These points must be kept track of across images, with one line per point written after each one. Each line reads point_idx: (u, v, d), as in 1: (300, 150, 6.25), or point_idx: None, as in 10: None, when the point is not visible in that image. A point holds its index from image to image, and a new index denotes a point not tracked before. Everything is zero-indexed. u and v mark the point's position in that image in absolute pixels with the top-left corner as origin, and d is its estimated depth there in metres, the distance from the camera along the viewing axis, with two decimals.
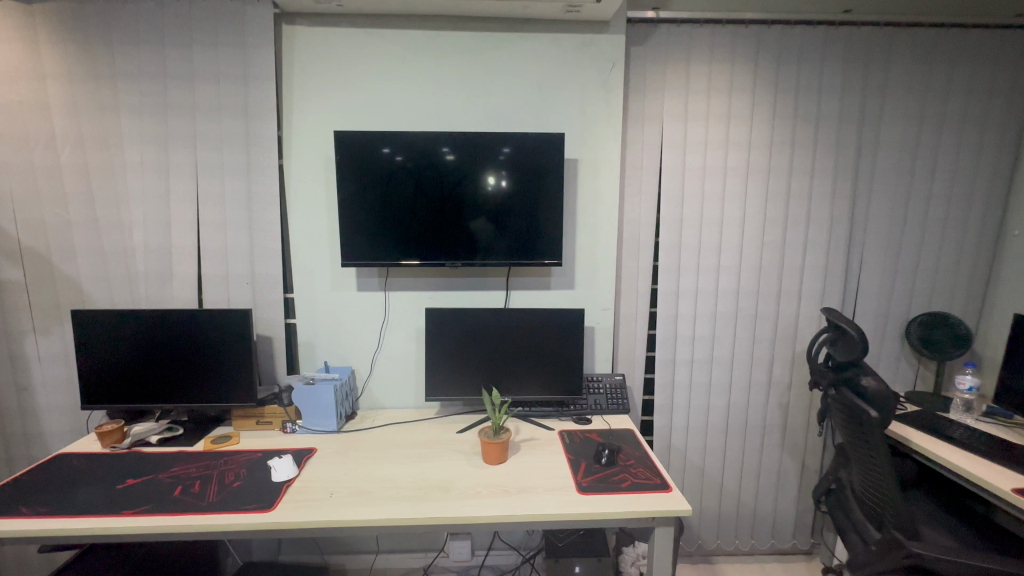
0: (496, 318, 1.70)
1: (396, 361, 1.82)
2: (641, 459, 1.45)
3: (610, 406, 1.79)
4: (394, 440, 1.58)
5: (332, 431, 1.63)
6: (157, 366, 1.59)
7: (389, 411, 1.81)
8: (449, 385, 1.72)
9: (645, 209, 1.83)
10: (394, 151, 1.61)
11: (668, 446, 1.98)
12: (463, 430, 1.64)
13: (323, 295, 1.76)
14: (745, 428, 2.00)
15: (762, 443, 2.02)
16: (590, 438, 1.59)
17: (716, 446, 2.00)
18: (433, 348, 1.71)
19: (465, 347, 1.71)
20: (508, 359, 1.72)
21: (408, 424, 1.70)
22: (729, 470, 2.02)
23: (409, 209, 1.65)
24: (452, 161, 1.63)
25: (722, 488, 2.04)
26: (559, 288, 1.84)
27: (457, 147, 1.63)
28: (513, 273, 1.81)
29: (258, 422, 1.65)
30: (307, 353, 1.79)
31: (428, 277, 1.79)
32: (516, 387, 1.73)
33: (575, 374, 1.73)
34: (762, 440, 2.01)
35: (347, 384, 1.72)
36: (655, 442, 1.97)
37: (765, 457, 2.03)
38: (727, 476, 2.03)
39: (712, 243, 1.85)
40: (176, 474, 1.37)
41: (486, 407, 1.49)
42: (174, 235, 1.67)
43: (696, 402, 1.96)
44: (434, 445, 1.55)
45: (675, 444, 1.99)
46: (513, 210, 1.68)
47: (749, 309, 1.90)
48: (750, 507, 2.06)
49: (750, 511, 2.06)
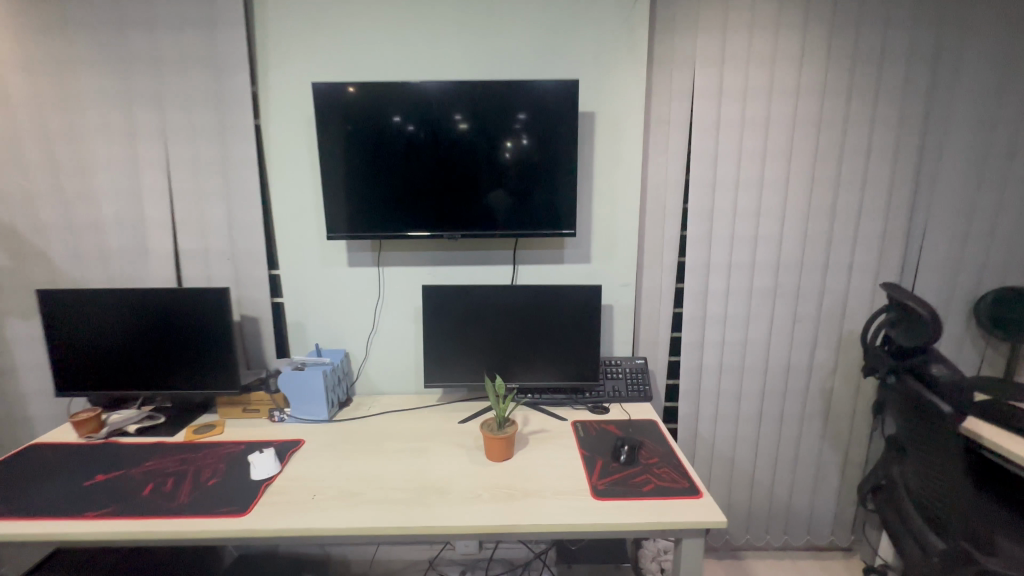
0: (503, 297, 1.52)
1: (394, 342, 1.66)
2: (665, 457, 1.27)
3: (630, 393, 1.60)
4: (391, 430, 1.44)
5: (323, 419, 1.49)
6: (133, 350, 1.47)
7: (387, 396, 1.66)
8: (451, 370, 1.56)
9: (673, 170, 1.58)
10: (405, 119, 1.42)
11: (695, 434, 1.81)
12: (465, 420, 1.49)
13: (312, 272, 1.60)
14: (781, 417, 1.79)
15: (800, 434, 1.81)
16: (608, 431, 1.41)
17: (749, 434, 1.81)
18: (431, 330, 1.54)
19: (469, 330, 1.54)
20: (516, 342, 1.54)
21: (406, 413, 1.54)
22: (763, 460, 1.84)
23: (403, 174, 1.45)
24: (466, 129, 1.43)
25: (754, 481, 1.86)
26: (574, 262, 1.63)
27: (471, 112, 1.42)
28: (522, 246, 1.61)
29: (244, 410, 1.52)
30: (298, 335, 1.64)
31: (425, 250, 1.61)
32: (525, 372, 1.55)
33: (591, 358, 1.55)
34: (801, 429, 1.81)
35: (339, 370, 1.57)
36: (680, 430, 1.79)
37: (803, 447, 1.83)
38: (760, 467, 1.85)
39: (749, 210, 1.61)
40: (150, 470, 1.25)
41: (490, 397, 1.32)
42: (146, 206, 1.51)
43: (726, 388, 1.76)
44: (432, 438, 1.39)
45: (703, 432, 1.81)
46: (521, 174, 1.46)
47: (791, 284, 1.67)
48: (784, 501, 1.88)
49: (785, 506, 1.88)
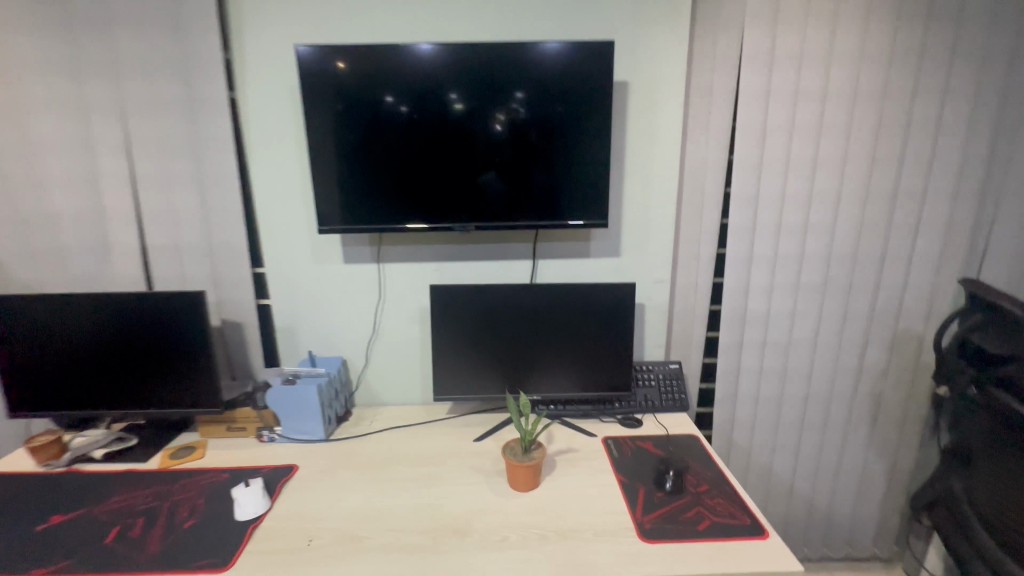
0: (522, 297, 1.33)
1: (397, 347, 1.47)
2: (717, 485, 1.10)
3: (664, 403, 1.43)
4: (397, 452, 1.26)
5: (319, 439, 1.31)
6: (96, 364, 1.27)
7: (391, 408, 1.48)
8: (463, 380, 1.37)
9: (715, 148, 1.38)
10: (398, 100, 1.21)
11: (730, 442, 1.65)
12: (482, 438, 1.31)
13: (301, 271, 1.40)
14: (824, 424, 1.63)
15: (845, 442, 1.65)
16: (646, 450, 1.24)
17: (789, 442, 1.65)
18: (440, 336, 1.35)
19: (483, 336, 1.35)
20: (537, 348, 1.36)
21: (414, 430, 1.36)
22: (803, 469, 1.68)
23: (402, 159, 1.25)
24: (458, 112, 1.22)
25: (792, 491, 1.71)
26: (600, 255, 1.43)
27: (467, 91, 1.22)
28: (542, 238, 1.41)
29: (229, 429, 1.33)
30: (288, 341, 1.45)
31: (431, 244, 1.41)
32: (547, 381, 1.38)
33: (623, 365, 1.37)
34: (846, 435, 1.65)
35: (335, 382, 1.39)
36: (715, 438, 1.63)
37: (848, 455, 1.67)
38: (800, 476, 1.69)
39: (799, 194, 1.42)
40: (117, 507, 1.07)
41: (513, 417, 1.13)
42: (105, 194, 1.30)
43: (766, 392, 1.60)
44: (445, 461, 1.21)
45: (739, 440, 1.65)
46: (542, 156, 1.26)
47: (842, 277, 1.49)
48: (825, 511, 1.73)
49: (824, 517, 1.73)
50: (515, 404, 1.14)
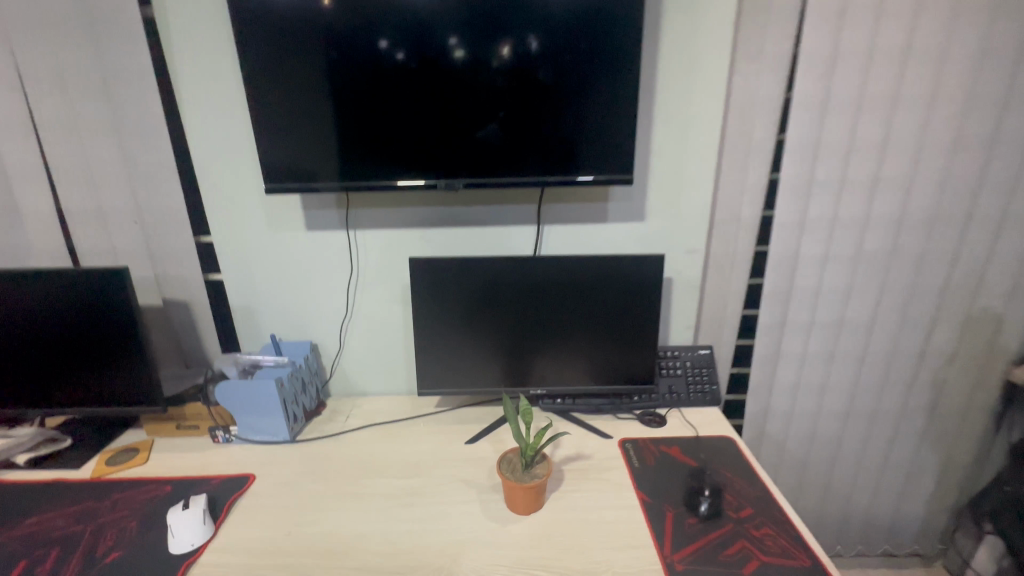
0: (524, 272, 1.09)
1: (376, 330, 1.25)
2: (763, 510, 0.89)
3: (691, 396, 1.21)
4: (373, 458, 1.06)
5: (283, 440, 1.11)
6: (9, 355, 1.05)
7: (371, 400, 1.27)
8: (454, 372, 1.16)
9: (767, 83, 1.09)
10: (393, 44, 0.94)
11: (762, 434, 1.44)
12: (475, 439, 1.10)
13: (255, 240, 1.15)
14: (873, 416, 1.41)
15: (896, 436, 1.44)
16: (672, 458, 1.03)
17: (830, 434, 1.44)
18: (424, 319, 1.12)
19: (476, 320, 1.12)
20: (543, 335, 1.13)
21: (396, 427, 1.16)
22: (843, 463, 1.48)
23: (379, 106, 0.98)
24: (461, 60, 0.95)
25: (828, 487, 1.51)
26: (619, 220, 1.17)
27: (476, 30, 0.93)
28: (548, 199, 1.14)
29: (179, 426, 1.13)
30: (247, 323, 1.23)
31: (412, 207, 1.15)
32: (555, 373, 1.16)
33: (644, 354, 1.14)
34: (898, 428, 1.43)
35: (301, 376, 1.17)
36: (746, 429, 1.42)
37: (897, 449, 1.46)
38: (839, 471, 1.49)
39: (869, 142, 1.14)
40: (30, 532, 0.89)
41: (512, 426, 0.89)
42: (6, 145, 1.04)
43: (809, 379, 1.37)
44: (429, 471, 1.01)
45: (772, 432, 1.44)
46: (557, 102, 0.98)
47: (914, 246, 1.23)
48: (864, 508, 1.54)
49: (862, 514, 1.55)
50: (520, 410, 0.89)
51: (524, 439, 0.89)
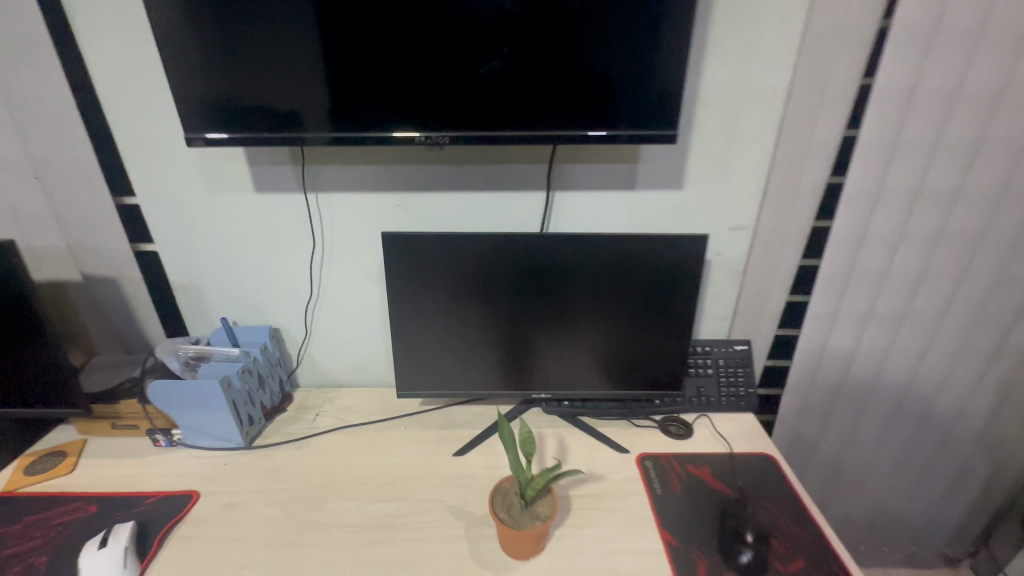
0: (528, 253, 0.87)
1: (348, 314, 1.04)
2: (819, 564, 0.72)
3: (723, 400, 1.01)
4: (342, 474, 0.88)
5: (237, 446, 0.93)
6: None
7: (345, 394, 1.09)
8: (442, 370, 0.96)
9: (859, 7, 0.81)
10: None
11: (794, 433, 1.27)
12: (464, 450, 0.93)
13: (193, 203, 0.93)
14: (924, 419, 1.23)
15: (947, 441, 1.26)
16: (703, 483, 0.85)
17: (872, 436, 1.26)
18: (404, 308, 0.91)
19: (467, 310, 0.91)
20: (548, 330, 0.93)
21: (371, 431, 0.98)
22: (881, 466, 1.31)
23: (347, 30, 0.71)
24: None
25: (859, 489, 1.36)
26: (649, 186, 0.93)
27: None
28: (562, 159, 0.90)
29: (114, 426, 0.95)
30: (195, 302, 1.02)
31: (387, 165, 0.91)
32: (560, 373, 0.96)
33: (669, 353, 0.94)
34: (952, 433, 1.25)
35: (257, 372, 0.96)
36: (777, 427, 1.25)
37: (946, 454, 1.28)
38: (875, 474, 1.33)
39: (981, 93, 0.88)
40: None
41: (508, 454, 0.71)
42: None
43: (857, 376, 1.18)
44: (408, 494, 0.84)
45: (806, 431, 1.27)
46: (586, 33, 0.72)
47: (1013, 226, 0.99)
48: (895, 511, 1.40)
49: (893, 516, 1.41)
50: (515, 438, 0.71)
51: (524, 473, 0.70)
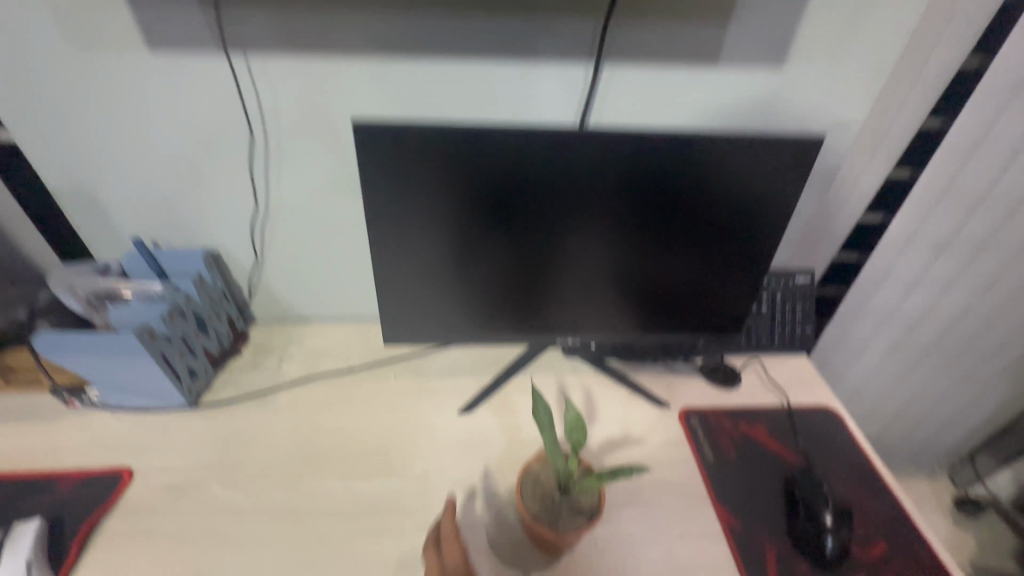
0: (565, 158, 0.60)
1: (312, 233, 0.78)
2: (901, 545, 0.62)
3: (777, 342, 0.85)
4: (319, 443, 0.70)
5: (179, 405, 0.73)
6: None
7: (316, 332, 0.87)
8: (442, 315, 0.73)
9: None
10: None
11: (836, 363, 1.14)
12: (472, 407, 0.75)
13: (59, 65, 0.61)
14: (978, 362, 1.10)
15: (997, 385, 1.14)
16: (760, 445, 0.72)
17: (920, 375, 1.14)
18: (386, 233, 0.65)
19: (476, 235, 0.66)
20: (582, 262, 0.70)
21: (355, 381, 0.79)
22: (918, 405, 1.21)
23: None
24: None
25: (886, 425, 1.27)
26: (734, 63, 0.66)
27: None
28: (620, 14, 0.61)
29: (8, 381, 0.72)
30: (95, 216, 0.75)
31: (355, 14, 0.59)
32: (590, 316, 0.76)
33: (730, 290, 0.74)
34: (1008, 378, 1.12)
35: (194, 315, 0.73)
36: (818, 352, 1.13)
37: (991, 397, 1.18)
38: (910, 413, 1.23)
39: None
40: None
41: (548, 446, 0.55)
42: None
43: (924, 311, 1.01)
44: (406, 465, 0.67)
45: (850, 362, 1.14)
46: None
47: None
48: (911, 443, 1.34)
49: (907, 448, 1.35)
50: (554, 428, 0.55)
51: (568, 468, 0.55)
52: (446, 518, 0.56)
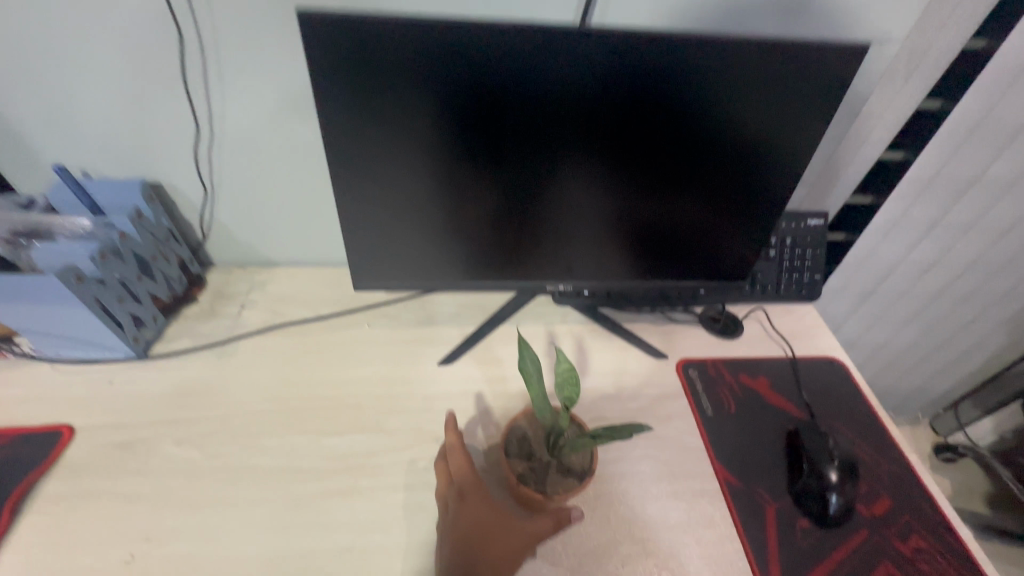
0: (559, 66, 0.51)
1: (266, 161, 0.68)
2: (907, 501, 0.59)
3: (783, 289, 0.79)
4: (284, 396, 0.64)
5: (126, 355, 0.66)
6: None
7: (281, 277, 0.79)
8: (417, 258, 0.64)
9: None
10: None
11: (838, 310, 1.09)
12: (453, 357, 0.69)
13: None
14: (986, 315, 1.05)
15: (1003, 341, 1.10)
16: (762, 397, 0.68)
17: (924, 324, 1.09)
18: (347, 156, 0.55)
19: (453, 161, 0.56)
20: (575, 196, 0.61)
21: (324, 330, 0.72)
22: (917, 357, 1.18)
23: None
24: None
25: (880, 376, 1.25)
26: None
27: None
28: None
29: None
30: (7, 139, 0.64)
31: None
32: (586, 259, 0.68)
33: (740, 231, 0.67)
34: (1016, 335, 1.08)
35: (133, 255, 0.64)
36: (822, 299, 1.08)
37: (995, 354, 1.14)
38: (906, 364, 1.20)
39: None
40: None
41: (536, 403, 0.49)
42: None
43: (939, 257, 0.96)
44: (380, 420, 0.62)
45: (853, 310, 1.09)
46: None
47: None
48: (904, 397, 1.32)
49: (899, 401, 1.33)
50: (542, 378, 0.49)
51: (558, 427, 0.50)
52: (448, 432, 0.55)
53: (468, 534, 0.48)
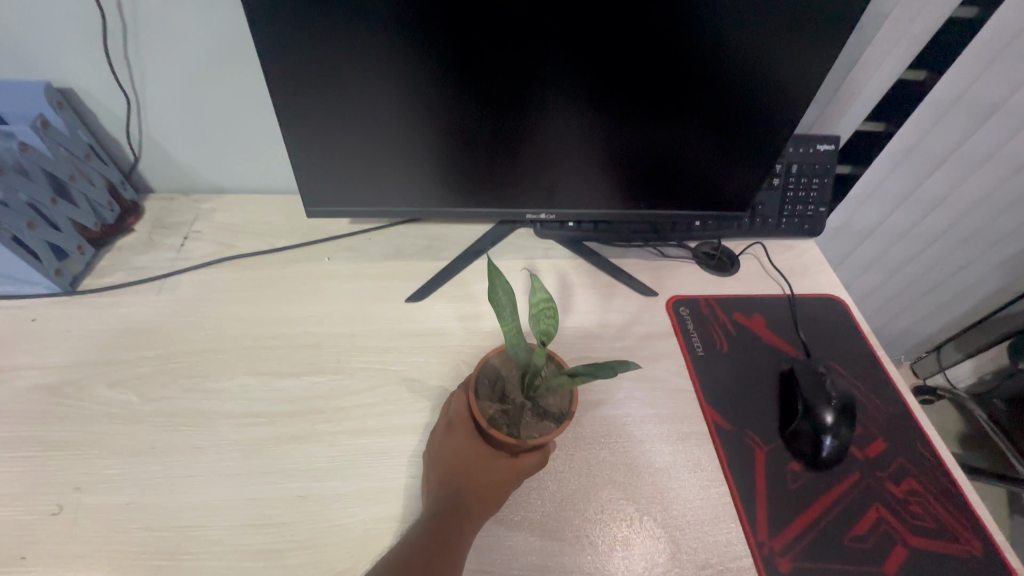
0: None
1: (191, 54, 0.57)
2: (903, 445, 0.56)
3: (785, 223, 0.73)
4: (232, 335, 0.57)
5: (50, 290, 0.58)
6: None
7: (230, 205, 0.70)
8: (376, 178, 0.56)
9: None
10: None
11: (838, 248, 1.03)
12: (423, 294, 0.62)
13: None
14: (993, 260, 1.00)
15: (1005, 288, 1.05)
16: (757, 337, 0.63)
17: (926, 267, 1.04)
18: (283, 47, 0.45)
19: (411, 56, 0.47)
20: (557, 106, 0.52)
21: (278, 264, 0.64)
22: (913, 301, 1.13)
23: None
24: None
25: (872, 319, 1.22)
26: None
27: None
28: None
29: None
30: None
31: None
32: (570, 186, 0.60)
33: (745, 156, 0.59)
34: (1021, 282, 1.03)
35: (42, 173, 0.55)
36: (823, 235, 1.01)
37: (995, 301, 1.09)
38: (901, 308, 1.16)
39: None
40: None
41: (509, 341, 0.43)
42: None
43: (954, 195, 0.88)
44: (339, 361, 0.56)
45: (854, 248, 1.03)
46: None
47: None
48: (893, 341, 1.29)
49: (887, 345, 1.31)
50: (517, 313, 0.43)
51: (534, 368, 0.44)
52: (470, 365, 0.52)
53: (455, 461, 0.46)
